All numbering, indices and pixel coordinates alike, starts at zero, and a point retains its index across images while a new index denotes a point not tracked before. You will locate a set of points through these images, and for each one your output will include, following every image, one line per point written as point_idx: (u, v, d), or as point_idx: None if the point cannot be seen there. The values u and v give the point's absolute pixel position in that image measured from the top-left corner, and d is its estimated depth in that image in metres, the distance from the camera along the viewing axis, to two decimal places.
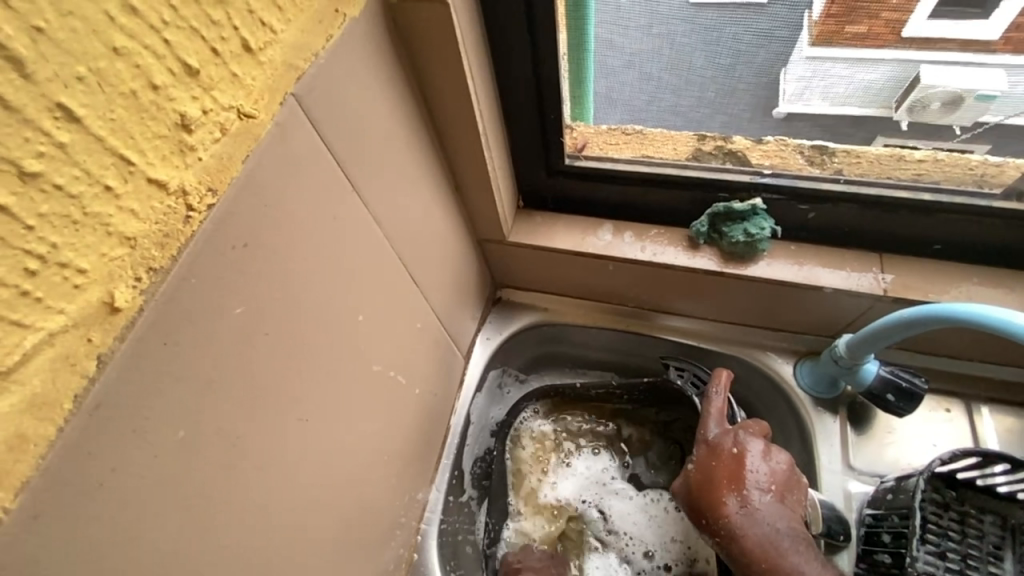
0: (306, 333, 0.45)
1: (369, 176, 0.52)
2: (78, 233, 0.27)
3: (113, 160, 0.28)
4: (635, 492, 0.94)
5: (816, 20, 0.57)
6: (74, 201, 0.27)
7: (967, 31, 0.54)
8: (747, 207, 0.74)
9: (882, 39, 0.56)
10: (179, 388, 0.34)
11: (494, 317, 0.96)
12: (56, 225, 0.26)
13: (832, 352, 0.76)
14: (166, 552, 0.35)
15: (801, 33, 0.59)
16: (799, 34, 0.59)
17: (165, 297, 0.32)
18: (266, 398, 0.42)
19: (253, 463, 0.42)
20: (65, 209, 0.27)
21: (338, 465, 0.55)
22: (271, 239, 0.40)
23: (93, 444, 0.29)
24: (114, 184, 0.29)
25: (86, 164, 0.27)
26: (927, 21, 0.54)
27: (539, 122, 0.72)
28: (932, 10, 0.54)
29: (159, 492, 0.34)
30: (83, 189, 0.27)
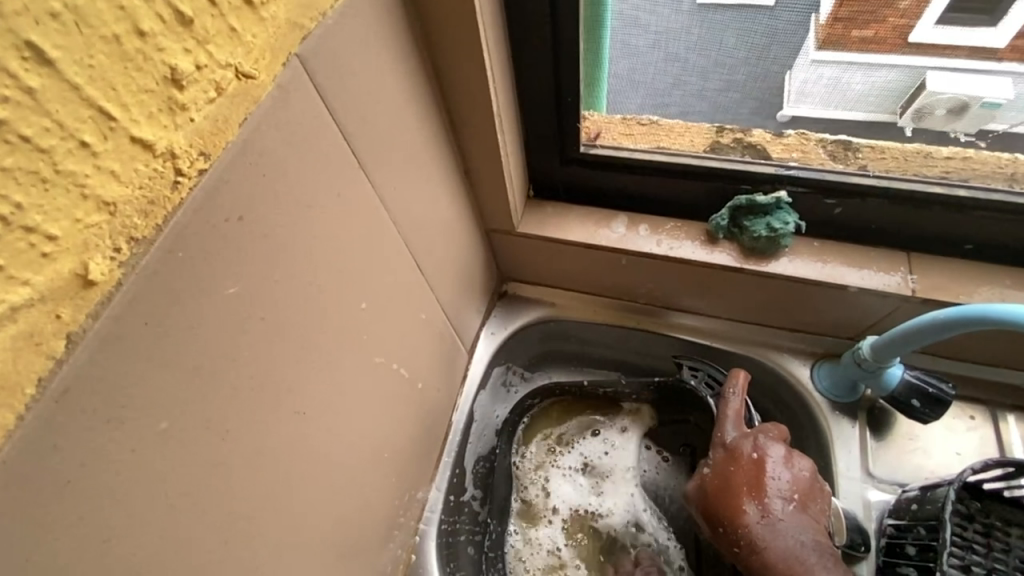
0: (305, 320, 0.42)
1: (376, 153, 0.48)
2: (48, 194, 0.24)
3: (90, 113, 0.24)
4: (604, 441, 0.93)
5: (823, 22, 0.57)
6: (44, 157, 0.23)
7: (971, 39, 0.55)
8: (772, 200, 0.71)
9: (888, 44, 0.57)
10: (160, 374, 0.30)
11: (500, 311, 0.93)
12: (22, 183, 0.23)
13: (855, 354, 0.73)
14: (145, 558, 0.32)
15: (807, 36, 0.59)
16: (806, 37, 0.59)
17: (148, 272, 0.28)
18: (260, 389, 0.38)
19: (245, 459, 0.38)
20: (33, 165, 0.23)
21: (336, 462, 0.52)
22: (270, 214, 0.36)
23: (59, 435, 0.25)
24: (91, 140, 0.25)
25: (59, 115, 0.23)
26: (933, 27, 0.55)
27: (555, 106, 0.68)
28: (939, 17, 0.54)
29: (138, 491, 0.30)
30: (55, 144, 0.24)
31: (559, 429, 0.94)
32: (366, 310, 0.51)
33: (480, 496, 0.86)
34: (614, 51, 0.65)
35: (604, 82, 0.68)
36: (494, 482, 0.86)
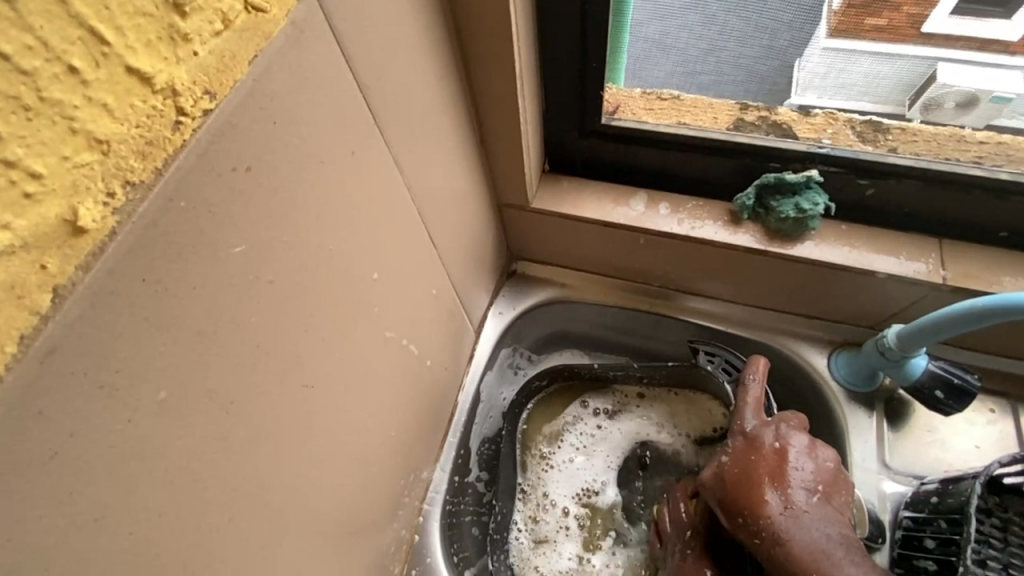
0: (315, 287, 0.38)
1: (393, 111, 0.45)
2: (31, 124, 0.20)
3: (79, 33, 0.21)
4: (590, 422, 0.91)
5: (835, 10, 0.56)
6: (26, 80, 0.20)
7: (986, 31, 0.55)
8: (802, 178, 0.67)
9: (901, 33, 0.57)
10: (159, 337, 0.27)
11: (509, 290, 0.90)
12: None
13: (879, 343, 0.71)
14: (142, 537, 0.29)
15: (818, 24, 0.58)
16: (817, 24, 0.58)
17: (145, 222, 0.25)
18: (266, 359, 0.35)
19: (250, 434, 0.35)
20: (11, 89, 0.19)
21: (343, 439, 0.49)
22: (280, 167, 0.33)
23: (43, 401, 0.22)
24: (80, 65, 0.21)
25: (44, 32, 0.20)
26: (947, 17, 0.55)
27: (578, 73, 0.65)
28: (953, 8, 0.54)
29: (135, 465, 0.27)
30: (40, 66, 0.20)
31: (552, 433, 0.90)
32: (377, 280, 0.48)
33: (485, 478, 0.84)
34: (646, 13, 0.61)
35: (622, 56, 0.65)
36: (499, 463, 0.85)
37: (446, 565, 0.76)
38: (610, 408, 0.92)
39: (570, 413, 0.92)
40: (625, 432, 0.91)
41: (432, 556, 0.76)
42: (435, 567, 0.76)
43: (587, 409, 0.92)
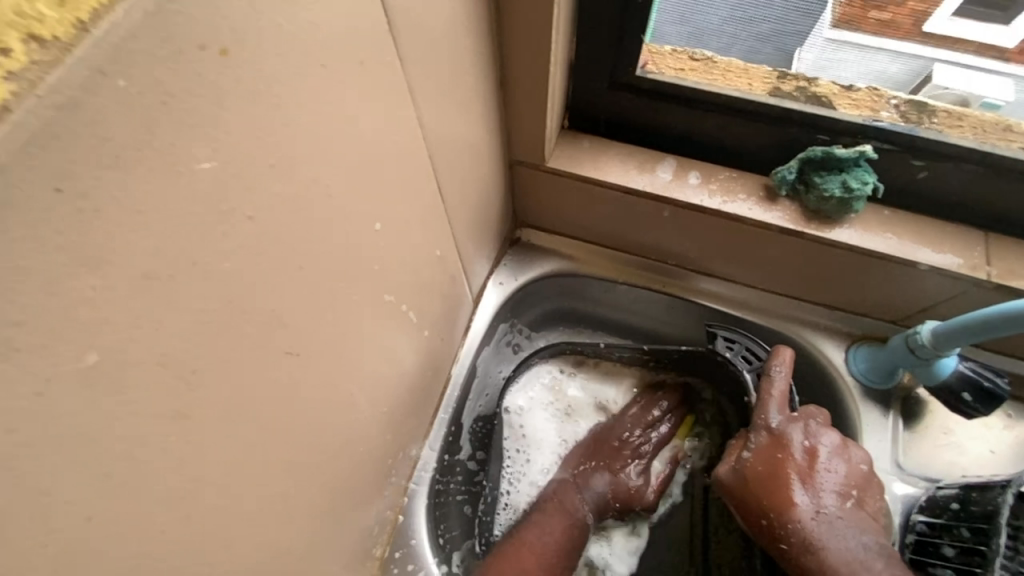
0: (306, 235, 0.30)
1: (413, 18, 0.36)
2: None
3: None
4: (518, 420, 0.84)
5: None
6: None
7: (985, 35, 0.55)
8: (854, 154, 0.61)
9: (903, 31, 0.57)
10: (86, 278, 0.19)
11: (511, 259, 0.82)
12: None
13: (910, 338, 0.67)
14: (61, 550, 0.21)
15: (824, 12, 0.57)
16: (822, 12, 0.57)
17: (62, 104, 0.16)
18: (240, 318, 0.27)
19: (217, 412, 0.27)
20: None
21: (331, 416, 0.42)
22: (269, 61, 0.24)
23: None
24: None
25: None
26: (949, 18, 0.55)
27: (618, 12, 0.56)
28: (957, 8, 0.54)
29: (48, 456, 0.19)
30: None
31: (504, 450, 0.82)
32: (379, 233, 0.40)
33: (480, 455, 0.79)
34: None
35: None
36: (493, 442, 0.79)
37: (431, 548, 0.71)
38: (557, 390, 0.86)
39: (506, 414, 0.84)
40: (591, 416, 0.86)
41: (417, 538, 0.70)
42: (420, 550, 0.70)
43: (511, 417, 0.84)
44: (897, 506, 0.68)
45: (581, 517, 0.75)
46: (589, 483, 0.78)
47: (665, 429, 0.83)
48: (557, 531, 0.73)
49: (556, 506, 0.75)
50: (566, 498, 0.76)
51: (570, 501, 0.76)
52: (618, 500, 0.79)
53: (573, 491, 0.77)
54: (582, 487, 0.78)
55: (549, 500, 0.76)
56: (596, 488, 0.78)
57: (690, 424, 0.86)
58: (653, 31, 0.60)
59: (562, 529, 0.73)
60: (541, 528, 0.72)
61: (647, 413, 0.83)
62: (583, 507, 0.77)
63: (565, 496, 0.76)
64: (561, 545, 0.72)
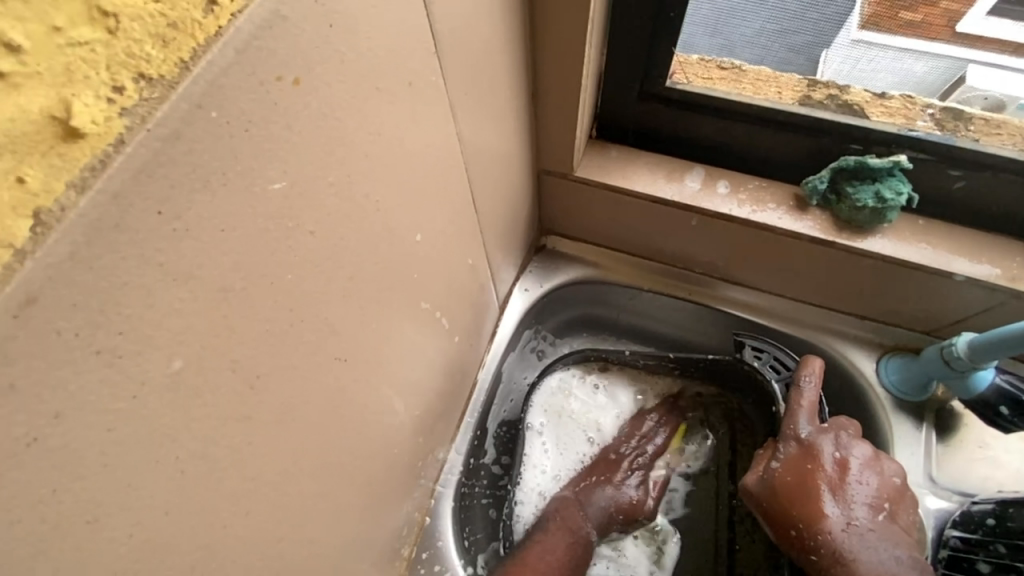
0: (357, 247, 0.32)
1: (456, 38, 0.37)
2: None
3: None
4: (539, 430, 0.84)
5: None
6: None
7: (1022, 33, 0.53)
8: (888, 164, 0.61)
9: (937, 31, 0.55)
10: (177, 290, 0.20)
11: (537, 266, 0.83)
12: None
13: (945, 350, 0.66)
14: (146, 542, 0.23)
15: (851, 14, 0.56)
16: (849, 16, 0.57)
17: (167, 134, 0.18)
18: (299, 326, 0.29)
19: (275, 414, 0.29)
20: None
21: (371, 418, 0.44)
22: (332, 87, 0.26)
23: (20, 369, 0.16)
24: None
25: None
26: (984, 17, 0.53)
27: (649, 24, 0.57)
28: (991, 7, 0.52)
29: (139, 454, 0.21)
30: None
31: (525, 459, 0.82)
32: (419, 243, 0.42)
33: (501, 459, 0.80)
34: None
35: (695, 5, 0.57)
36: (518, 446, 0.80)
37: (457, 550, 0.72)
38: (574, 399, 0.86)
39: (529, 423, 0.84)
40: (593, 427, 0.85)
41: (444, 539, 0.71)
42: (446, 551, 0.71)
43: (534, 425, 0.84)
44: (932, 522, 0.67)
45: (584, 535, 0.75)
46: (591, 499, 0.77)
47: (660, 439, 0.82)
48: (560, 549, 0.72)
49: (558, 524, 0.74)
50: (567, 516, 0.75)
51: (573, 520, 0.75)
52: (620, 514, 0.78)
53: (576, 508, 0.76)
54: (584, 504, 0.77)
55: (551, 518, 0.75)
56: (598, 504, 0.77)
57: (684, 431, 0.85)
58: (684, 40, 0.60)
59: (565, 548, 0.73)
60: (544, 548, 0.72)
61: (640, 425, 0.84)
62: (586, 524, 0.76)
63: (567, 514, 0.75)
64: (565, 564, 0.72)
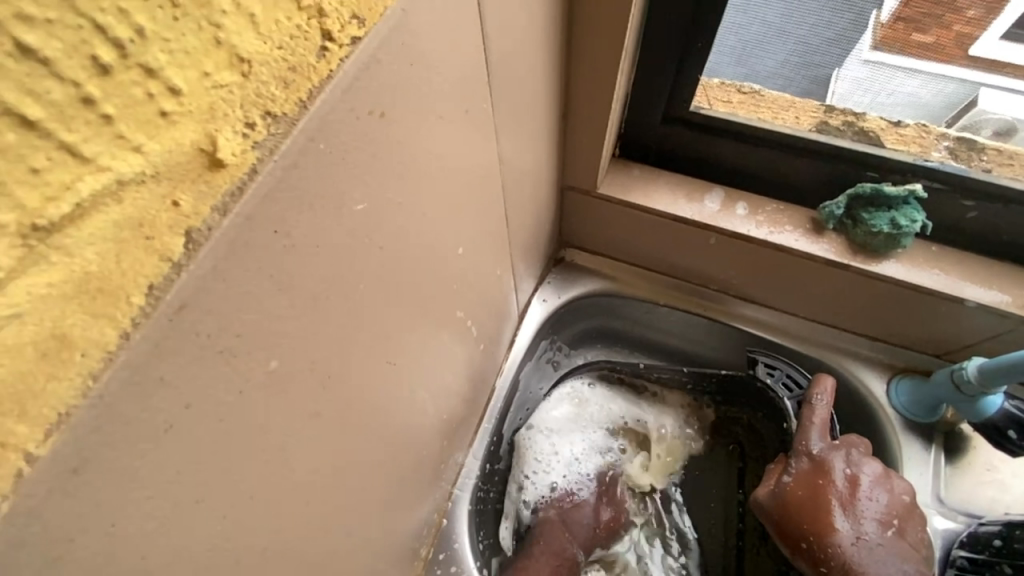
0: (413, 260, 0.35)
1: (506, 67, 0.40)
2: (177, 28, 0.17)
3: None
4: (540, 441, 0.83)
5: (883, 22, 0.56)
6: None
7: None
8: (904, 192, 0.63)
9: (948, 53, 0.57)
10: (278, 298, 0.23)
11: (555, 277, 0.85)
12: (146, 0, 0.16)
13: (956, 374, 0.68)
14: (233, 523, 0.25)
15: (863, 33, 0.58)
16: (861, 35, 0.58)
17: (286, 164, 0.22)
18: (363, 332, 0.31)
19: (338, 411, 0.32)
20: None
21: (408, 420, 0.46)
22: (411, 114, 0.29)
23: (169, 365, 0.19)
24: None
25: None
26: (997, 41, 0.55)
27: (677, 52, 0.60)
28: (1005, 31, 0.54)
29: (239, 443, 0.24)
30: None
31: (526, 469, 0.82)
32: (461, 255, 0.45)
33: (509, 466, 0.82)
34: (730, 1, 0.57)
35: (720, 35, 0.59)
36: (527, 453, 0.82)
37: (472, 552, 0.74)
38: (580, 416, 0.87)
39: (531, 432, 0.83)
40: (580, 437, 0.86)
41: (460, 541, 0.73)
42: (462, 553, 0.73)
43: (538, 434, 0.84)
44: (940, 539, 0.68)
45: (570, 557, 0.76)
46: (571, 518, 0.78)
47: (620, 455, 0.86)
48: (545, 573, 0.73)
49: (543, 549, 0.74)
50: (552, 538, 0.76)
51: (559, 543, 0.75)
52: (602, 531, 0.79)
53: (560, 530, 0.77)
54: (568, 524, 0.77)
55: (536, 543, 0.75)
56: (580, 523, 0.78)
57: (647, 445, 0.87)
58: (709, 67, 0.63)
59: (551, 571, 0.73)
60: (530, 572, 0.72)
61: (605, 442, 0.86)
62: (572, 546, 0.77)
63: (550, 537, 0.76)
64: None
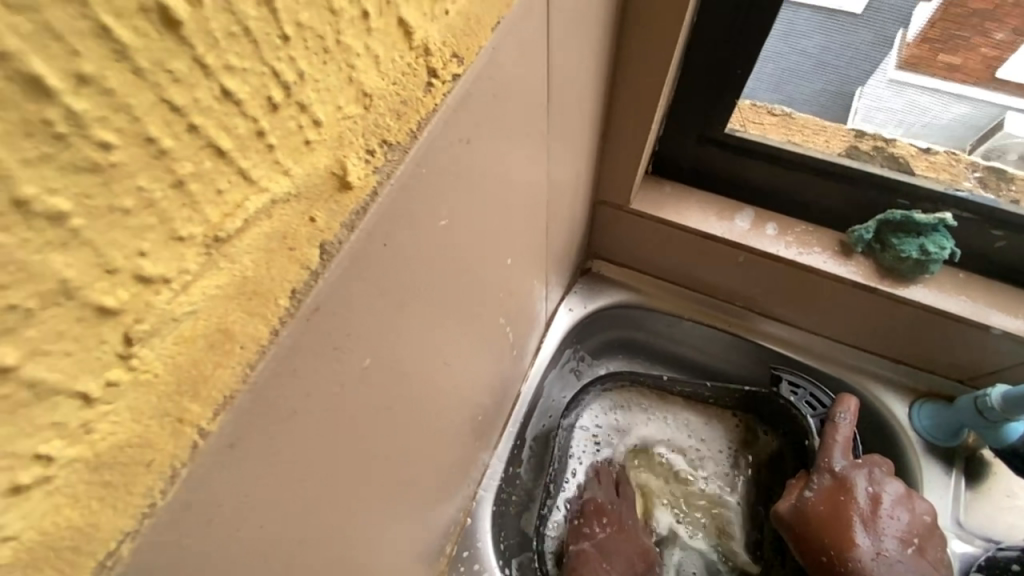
0: (476, 271, 0.38)
1: (563, 91, 0.43)
2: (324, 69, 0.20)
3: None
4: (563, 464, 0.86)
5: (909, 41, 0.58)
6: (331, 20, 0.19)
7: None
8: (933, 220, 0.65)
9: (974, 75, 0.60)
10: (377, 303, 0.27)
11: (582, 287, 0.88)
12: (308, 48, 0.19)
13: (979, 400, 0.69)
14: (322, 500, 0.28)
15: (888, 54, 0.60)
16: (886, 56, 0.60)
17: (397, 187, 0.25)
18: (433, 334, 0.34)
19: (407, 405, 0.35)
20: (321, 28, 0.19)
21: (452, 419, 0.49)
22: (488, 139, 0.32)
23: (299, 359, 0.23)
24: (370, 12, 0.20)
25: None
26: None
27: (716, 78, 0.63)
28: None
29: (335, 428, 0.27)
30: (342, 7, 0.19)
31: (550, 490, 0.83)
32: (509, 265, 0.47)
33: (533, 487, 0.83)
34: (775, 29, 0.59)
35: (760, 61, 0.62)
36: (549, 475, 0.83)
37: (494, 553, 0.75)
38: (609, 432, 0.89)
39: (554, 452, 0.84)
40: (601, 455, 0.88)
41: (482, 541, 0.75)
42: (484, 552, 0.74)
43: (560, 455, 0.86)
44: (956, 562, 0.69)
45: None
46: (604, 548, 0.78)
47: (643, 474, 0.87)
48: None
49: None
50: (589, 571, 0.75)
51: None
52: (640, 562, 0.79)
53: (596, 561, 0.77)
54: (604, 553, 0.78)
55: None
56: (616, 552, 0.78)
57: (672, 468, 0.87)
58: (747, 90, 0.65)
59: None
60: None
61: (628, 462, 0.88)
62: None
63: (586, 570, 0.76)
64: None
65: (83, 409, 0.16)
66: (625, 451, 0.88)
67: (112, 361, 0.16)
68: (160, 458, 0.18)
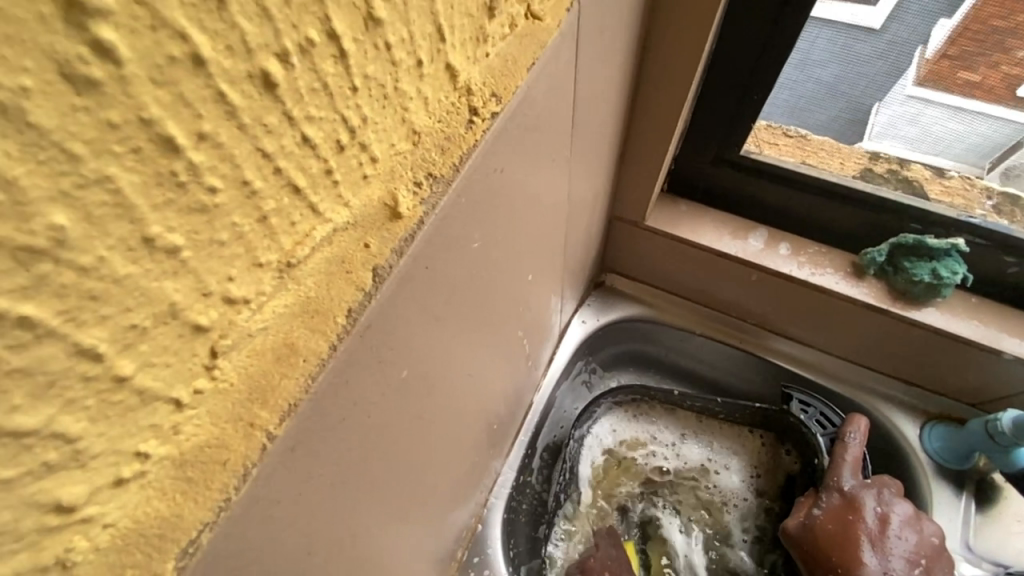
0: (499, 290, 0.40)
1: (587, 118, 0.45)
2: (384, 112, 0.22)
3: (431, 30, 0.22)
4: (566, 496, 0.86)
5: (927, 58, 0.59)
6: (392, 70, 0.21)
7: None
8: (946, 245, 0.66)
9: (997, 93, 0.60)
10: (416, 320, 0.29)
11: (595, 300, 0.90)
12: (371, 95, 0.21)
13: (990, 424, 0.69)
14: (357, 500, 0.30)
15: (909, 66, 0.60)
16: (908, 67, 0.60)
17: (439, 215, 0.27)
18: (459, 348, 0.37)
19: (434, 414, 0.37)
20: (384, 77, 0.21)
21: (470, 428, 0.51)
22: (518, 169, 0.34)
23: (350, 371, 0.25)
24: (424, 60, 0.23)
25: (413, 27, 0.21)
26: None
27: (734, 103, 0.64)
28: None
29: (374, 432, 0.29)
30: (402, 58, 0.22)
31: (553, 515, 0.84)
32: (530, 282, 0.50)
33: (538, 512, 0.83)
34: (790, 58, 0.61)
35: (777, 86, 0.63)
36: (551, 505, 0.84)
37: (503, 560, 0.76)
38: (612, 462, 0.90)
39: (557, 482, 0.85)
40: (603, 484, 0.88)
41: (493, 548, 0.76)
42: (494, 560, 0.76)
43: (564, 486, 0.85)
44: None
45: None
46: None
47: (645, 501, 0.88)
48: None
49: None
50: None
51: None
52: None
53: None
54: None
55: None
56: None
57: (675, 501, 0.88)
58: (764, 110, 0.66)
59: None
60: None
61: (630, 493, 0.88)
62: None
63: None
64: None
65: (174, 412, 0.18)
66: (627, 483, 0.89)
67: (199, 371, 0.18)
68: (234, 457, 0.20)
